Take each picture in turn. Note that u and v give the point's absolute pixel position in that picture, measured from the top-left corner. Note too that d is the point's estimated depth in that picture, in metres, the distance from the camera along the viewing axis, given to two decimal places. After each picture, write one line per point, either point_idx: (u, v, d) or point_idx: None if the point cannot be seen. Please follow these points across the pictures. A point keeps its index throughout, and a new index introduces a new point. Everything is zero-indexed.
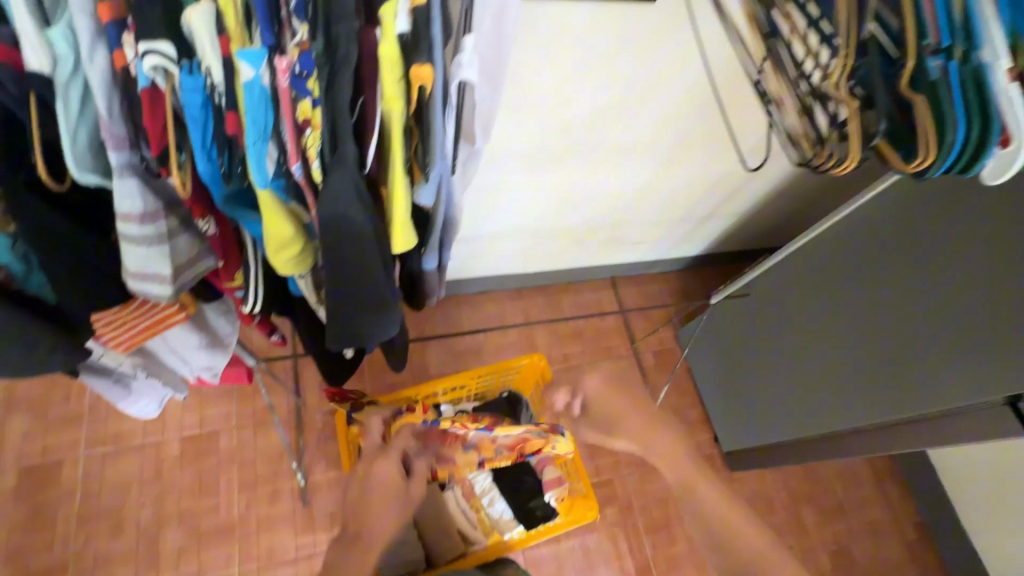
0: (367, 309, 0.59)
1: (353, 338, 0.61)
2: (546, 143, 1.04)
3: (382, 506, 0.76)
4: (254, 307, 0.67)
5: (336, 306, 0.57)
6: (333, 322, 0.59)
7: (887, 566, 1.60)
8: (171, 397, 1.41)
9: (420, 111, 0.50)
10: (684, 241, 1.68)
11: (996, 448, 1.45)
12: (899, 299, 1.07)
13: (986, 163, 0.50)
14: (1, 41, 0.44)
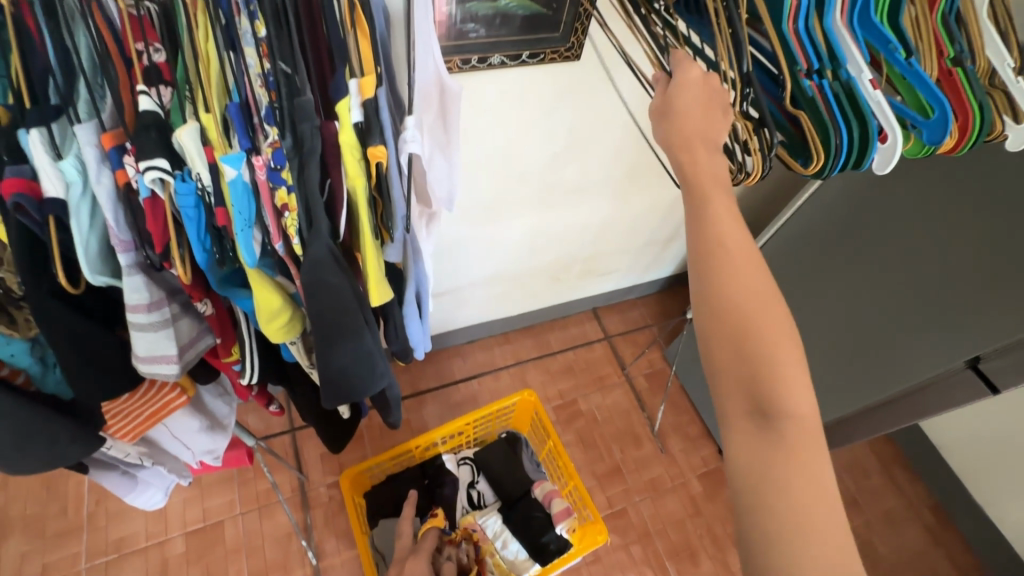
0: (357, 368, 0.63)
1: (346, 395, 0.66)
2: (505, 194, 1.12)
3: None
4: (252, 377, 0.72)
5: (327, 368, 0.62)
6: (327, 384, 0.63)
7: (912, 554, 1.59)
8: (172, 493, 1.40)
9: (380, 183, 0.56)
10: (654, 263, 1.77)
11: (985, 415, 1.50)
12: (855, 285, 1.14)
13: (873, 157, 0.58)
14: (20, 175, 0.49)
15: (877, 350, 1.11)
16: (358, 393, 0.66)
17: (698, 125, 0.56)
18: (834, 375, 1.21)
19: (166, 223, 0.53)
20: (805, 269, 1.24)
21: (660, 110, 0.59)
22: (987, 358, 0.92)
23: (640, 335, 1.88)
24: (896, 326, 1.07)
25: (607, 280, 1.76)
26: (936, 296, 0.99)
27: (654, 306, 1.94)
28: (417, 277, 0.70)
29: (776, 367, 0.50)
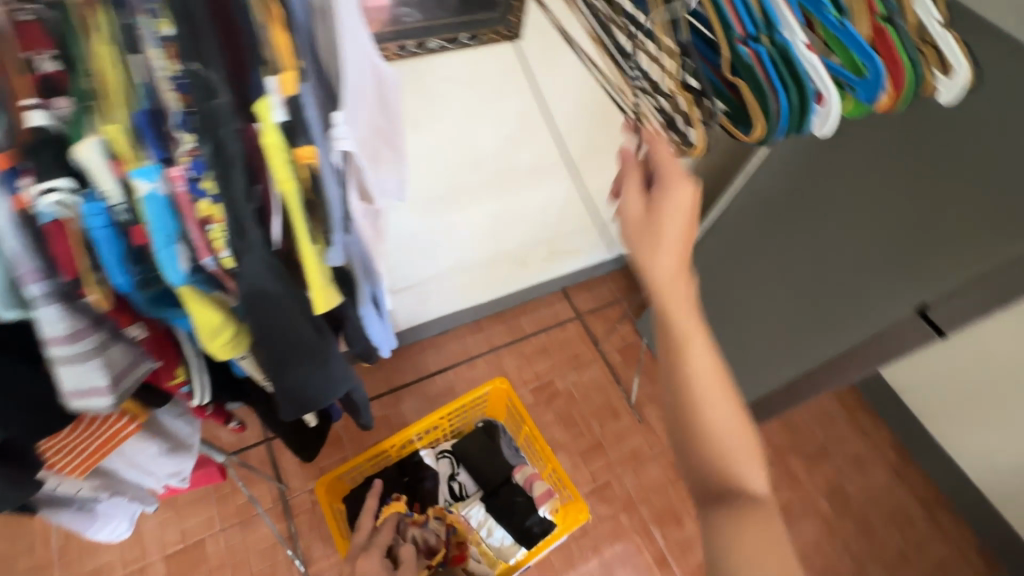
0: (311, 374, 0.63)
1: (303, 402, 0.65)
2: (459, 182, 1.10)
3: None
4: (203, 398, 0.71)
5: (280, 378, 0.61)
6: (283, 393, 0.62)
7: (879, 494, 1.68)
8: (146, 516, 1.35)
9: (314, 184, 0.54)
10: (619, 238, 1.77)
11: (938, 357, 1.58)
12: (810, 244, 1.17)
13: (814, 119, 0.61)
14: None
15: (834, 305, 1.15)
16: (317, 400, 0.66)
17: (683, 242, 0.61)
18: (796, 333, 1.25)
19: (74, 247, 0.50)
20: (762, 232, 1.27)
21: (641, 217, 0.62)
22: (935, 305, 0.94)
23: (611, 310, 1.89)
24: (850, 280, 1.11)
25: (573, 258, 1.76)
26: (886, 249, 1.03)
27: (622, 280, 1.96)
28: (369, 278, 0.69)
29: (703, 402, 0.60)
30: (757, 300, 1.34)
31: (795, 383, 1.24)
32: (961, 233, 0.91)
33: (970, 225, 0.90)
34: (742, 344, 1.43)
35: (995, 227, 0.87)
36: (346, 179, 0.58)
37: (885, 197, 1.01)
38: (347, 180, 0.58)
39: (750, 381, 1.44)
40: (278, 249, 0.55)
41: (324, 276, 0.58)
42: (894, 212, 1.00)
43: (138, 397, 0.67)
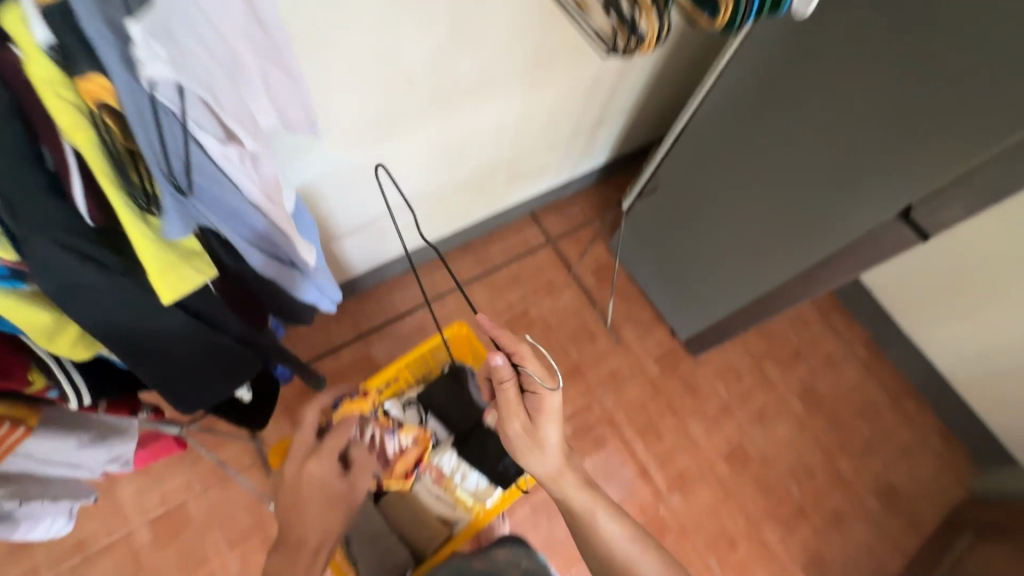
0: (171, 351, 0.61)
1: (171, 380, 0.63)
2: (389, 111, 0.96)
3: (315, 515, 0.81)
4: (80, 397, 0.60)
5: (134, 359, 0.58)
6: (145, 373, 0.60)
7: (850, 390, 1.73)
8: (121, 486, 1.32)
9: (123, 129, 0.45)
10: (586, 154, 1.64)
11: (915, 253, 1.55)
12: (789, 148, 1.07)
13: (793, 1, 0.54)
14: None
15: (814, 212, 1.08)
16: (209, 393, 0.68)
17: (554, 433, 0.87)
18: (773, 243, 1.19)
19: None
20: (738, 137, 1.16)
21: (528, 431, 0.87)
22: (918, 206, 0.91)
23: (583, 232, 1.81)
24: (830, 184, 1.02)
25: (537, 180, 1.63)
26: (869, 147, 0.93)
27: (593, 199, 1.85)
28: (256, 240, 0.60)
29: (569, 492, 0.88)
30: (733, 211, 1.26)
31: (781, 288, 1.23)
32: (948, 123, 0.82)
33: (959, 113, 0.80)
34: (718, 258, 1.37)
35: (983, 115, 0.78)
36: (200, 120, 0.47)
37: (867, 87, 0.89)
38: (201, 120, 0.47)
39: (727, 295, 1.40)
40: (93, 221, 0.49)
41: (159, 251, 0.52)
42: (876, 105, 0.89)
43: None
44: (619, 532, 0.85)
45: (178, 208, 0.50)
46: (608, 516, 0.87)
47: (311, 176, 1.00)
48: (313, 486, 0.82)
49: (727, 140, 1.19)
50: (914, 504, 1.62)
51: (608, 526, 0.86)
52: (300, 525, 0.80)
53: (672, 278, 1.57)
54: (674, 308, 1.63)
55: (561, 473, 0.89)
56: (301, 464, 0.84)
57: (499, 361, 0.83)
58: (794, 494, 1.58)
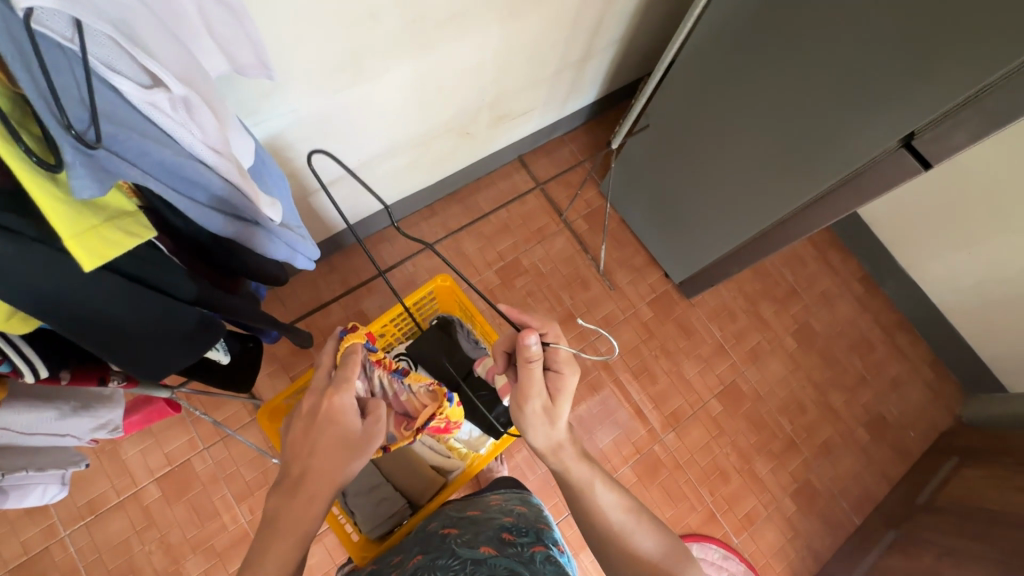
0: (121, 318, 0.56)
1: (123, 350, 0.59)
2: (354, 53, 0.89)
3: (332, 454, 0.71)
4: (35, 372, 0.57)
5: (78, 331, 0.54)
6: (93, 343, 0.56)
7: (844, 325, 1.73)
8: (125, 447, 1.34)
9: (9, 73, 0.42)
10: (574, 92, 1.56)
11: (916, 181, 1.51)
12: (786, 76, 1.00)
13: None
14: None
15: (811, 144, 1.03)
16: (172, 364, 0.65)
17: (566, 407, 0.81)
18: (768, 178, 1.15)
19: None
20: (735, 66, 1.09)
21: (542, 412, 0.81)
22: (920, 133, 0.86)
23: (574, 176, 1.75)
24: (829, 113, 0.97)
25: (523, 121, 1.55)
26: (870, 71, 0.87)
27: (583, 140, 1.78)
28: (193, 189, 0.55)
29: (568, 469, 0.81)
30: (728, 146, 1.21)
31: (785, 223, 1.18)
32: (958, 40, 0.75)
33: (968, 28, 0.73)
34: (713, 196, 1.32)
35: (997, 30, 0.71)
36: (100, 54, 0.44)
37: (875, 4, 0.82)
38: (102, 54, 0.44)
39: (721, 234, 1.37)
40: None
41: (71, 216, 0.45)
42: (880, 24, 0.82)
43: None
44: (619, 501, 0.79)
45: (88, 162, 0.43)
46: (606, 487, 0.80)
47: (279, 125, 0.94)
48: (331, 423, 0.73)
49: (723, 70, 1.12)
50: (901, 433, 1.66)
51: (607, 495, 0.80)
52: (309, 461, 0.70)
53: (665, 219, 1.54)
54: (667, 250, 1.60)
55: (560, 446, 0.82)
56: (320, 396, 0.75)
57: (534, 342, 0.76)
58: (785, 429, 1.62)
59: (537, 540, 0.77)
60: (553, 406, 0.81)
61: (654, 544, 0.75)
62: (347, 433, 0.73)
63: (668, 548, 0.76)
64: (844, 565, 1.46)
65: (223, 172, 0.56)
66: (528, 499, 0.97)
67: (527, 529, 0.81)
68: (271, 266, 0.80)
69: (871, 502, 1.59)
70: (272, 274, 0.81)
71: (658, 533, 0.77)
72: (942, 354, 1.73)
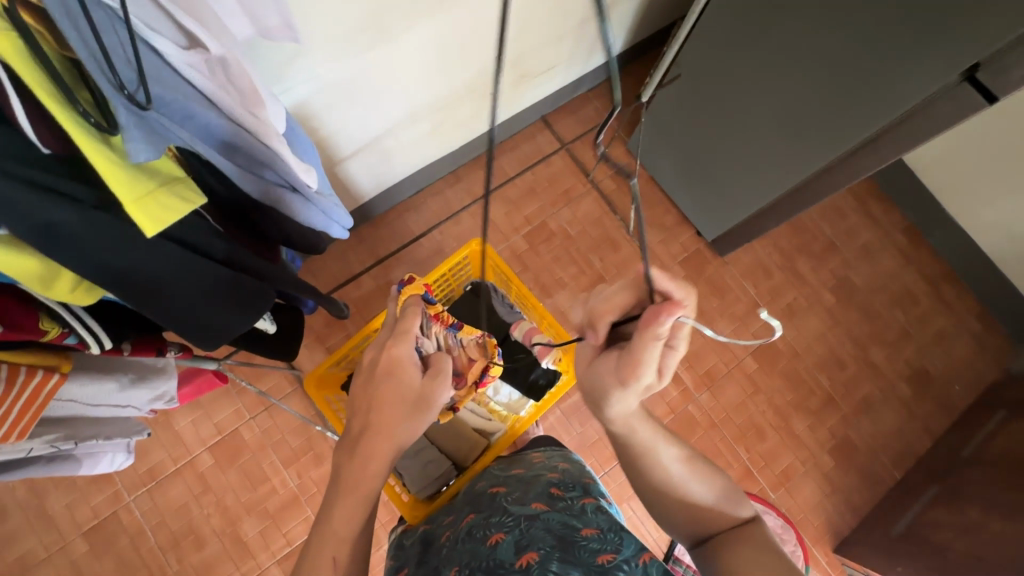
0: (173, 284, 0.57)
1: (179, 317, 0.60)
2: (376, 12, 0.86)
3: (391, 409, 0.72)
4: (101, 343, 0.59)
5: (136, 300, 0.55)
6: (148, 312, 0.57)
7: (885, 279, 1.67)
8: (177, 418, 1.41)
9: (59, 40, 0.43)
10: (598, 45, 1.49)
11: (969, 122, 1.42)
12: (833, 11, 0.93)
13: None
14: None
15: (861, 84, 0.96)
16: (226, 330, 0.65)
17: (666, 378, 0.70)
18: (810, 124, 1.09)
19: None
20: (776, 5, 1.01)
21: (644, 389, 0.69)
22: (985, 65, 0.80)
23: (600, 134, 1.70)
24: (881, 50, 0.90)
25: (546, 79, 1.49)
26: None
27: (608, 96, 1.71)
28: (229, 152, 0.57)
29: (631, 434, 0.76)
30: (765, 93, 1.15)
31: (827, 171, 1.12)
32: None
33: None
34: (748, 147, 1.27)
35: None
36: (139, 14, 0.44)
37: None
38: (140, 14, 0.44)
39: (757, 187, 1.32)
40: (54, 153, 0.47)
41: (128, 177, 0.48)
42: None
43: (30, 355, 0.56)
44: (675, 456, 0.78)
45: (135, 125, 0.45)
46: (667, 444, 0.78)
47: (304, 92, 0.92)
48: (389, 377, 0.74)
49: (762, 9, 1.04)
50: (946, 386, 1.62)
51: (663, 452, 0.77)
52: (370, 412, 0.71)
53: (697, 175, 1.48)
54: (699, 207, 1.55)
55: (634, 414, 0.74)
56: (379, 349, 0.78)
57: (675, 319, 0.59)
58: (823, 385, 1.59)
59: (585, 493, 0.77)
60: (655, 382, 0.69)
61: (707, 489, 0.77)
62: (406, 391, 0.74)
63: (720, 494, 0.76)
64: (885, 517, 1.45)
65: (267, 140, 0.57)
66: (570, 455, 0.97)
67: (574, 483, 0.82)
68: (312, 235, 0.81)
69: (912, 456, 1.57)
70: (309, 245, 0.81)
71: (710, 481, 0.77)
72: (990, 304, 1.67)
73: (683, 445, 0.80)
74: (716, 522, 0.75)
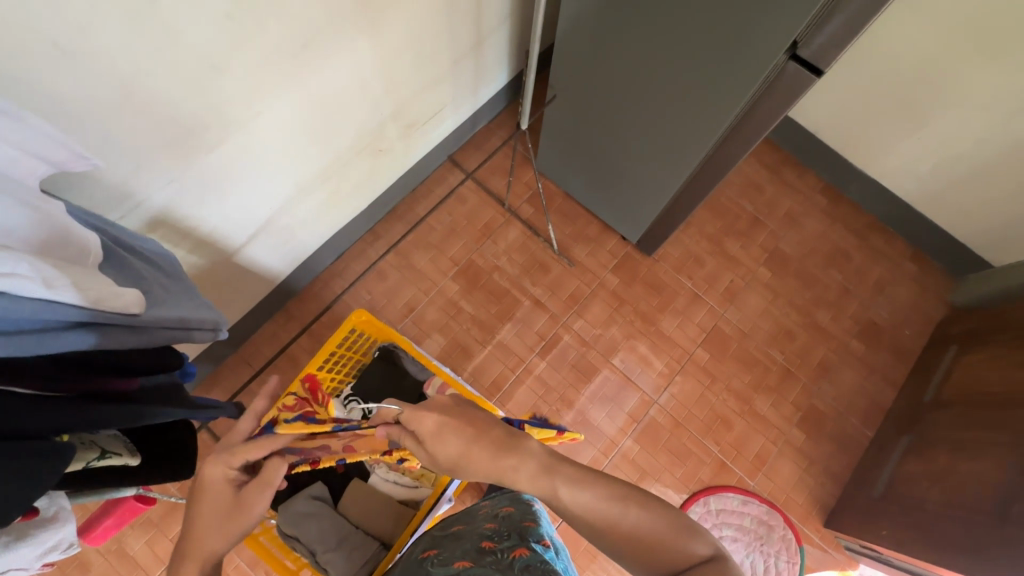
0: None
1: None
2: (214, 102, 0.85)
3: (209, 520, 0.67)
4: None
5: None
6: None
7: (814, 242, 1.68)
8: (128, 542, 1.35)
9: None
10: (481, 80, 1.51)
11: (844, 75, 1.47)
12: (665, 10, 0.94)
13: None
14: None
15: (714, 69, 0.96)
16: (32, 496, 0.51)
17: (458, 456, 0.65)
18: (682, 120, 1.11)
19: None
20: (620, 14, 1.02)
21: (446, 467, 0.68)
22: (804, 40, 0.81)
23: (508, 161, 1.71)
24: (718, 35, 0.90)
25: (438, 122, 1.50)
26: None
27: (508, 123, 1.73)
28: None
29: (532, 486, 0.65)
30: (635, 98, 1.17)
31: (710, 161, 1.14)
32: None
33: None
34: (638, 150, 1.29)
35: None
36: None
37: None
38: None
39: (659, 185, 1.34)
40: None
41: None
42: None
43: None
44: (597, 498, 0.64)
45: None
46: (575, 489, 0.64)
47: (166, 197, 0.91)
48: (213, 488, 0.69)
49: (607, 24, 1.07)
50: (897, 334, 1.62)
51: (580, 495, 0.64)
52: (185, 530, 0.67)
53: (605, 183, 1.49)
54: (617, 213, 1.56)
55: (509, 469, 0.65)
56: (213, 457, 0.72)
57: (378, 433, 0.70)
58: (778, 360, 1.58)
59: (519, 543, 0.74)
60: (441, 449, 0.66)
61: (650, 522, 0.63)
62: (222, 497, 0.69)
63: (676, 532, 0.62)
64: (866, 479, 1.43)
65: (21, 292, 0.48)
66: (519, 495, 0.93)
67: (510, 531, 0.79)
68: (150, 356, 0.69)
69: (880, 412, 1.56)
70: (154, 358, 0.70)
71: (660, 515, 0.64)
72: (921, 245, 1.68)
73: (613, 484, 0.66)
74: (669, 561, 0.61)
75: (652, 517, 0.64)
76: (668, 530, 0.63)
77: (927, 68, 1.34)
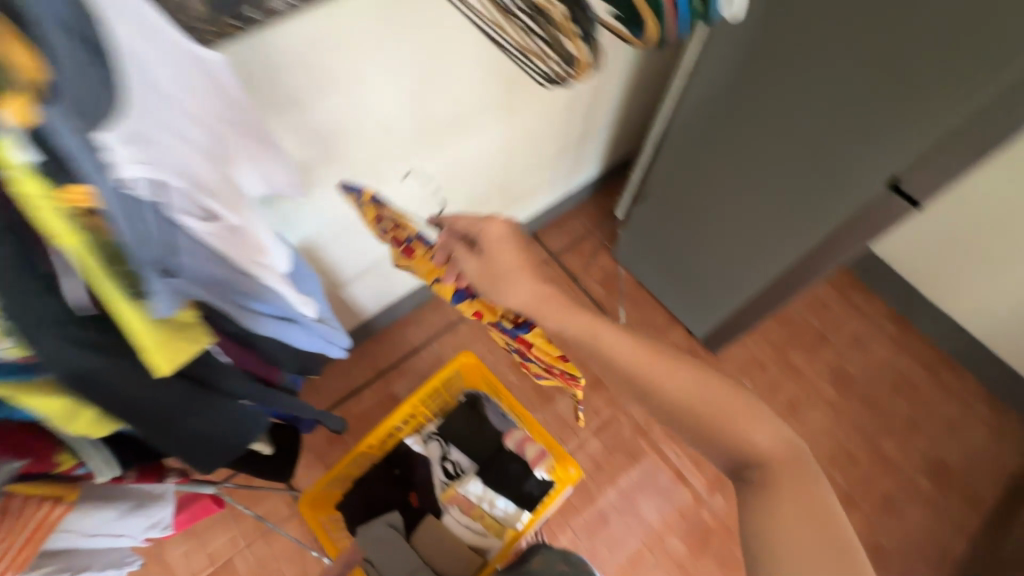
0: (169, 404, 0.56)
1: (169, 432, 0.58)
2: (375, 154, 0.99)
3: None
4: None
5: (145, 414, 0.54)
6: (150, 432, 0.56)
7: (880, 367, 1.67)
8: (170, 548, 1.36)
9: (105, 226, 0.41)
10: (575, 167, 1.65)
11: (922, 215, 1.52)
12: (766, 140, 1.05)
13: None
14: None
15: (807, 193, 1.05)
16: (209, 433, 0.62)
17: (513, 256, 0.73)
18: (770, 232, 1.18)
19: None
20: (720, 138, 1.15)
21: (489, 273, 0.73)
22: (904, 177, 0.88)
23: (586, 243, 1.82)
24: (816, 166, 1.00)
25: (532, 197, 1.63)
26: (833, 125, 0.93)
27: (590, 210, 1.86)
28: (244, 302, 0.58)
29: (593, 338, 0.72)
30: (724, 206, 1.26)
31: (795, 274, 1.19)
32: (919, 95, 0.80)
33: (926, 80, 0.78)
34: (719, 252, 1.36)
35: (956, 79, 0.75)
36: (179, 203, 0.44)
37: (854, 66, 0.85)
38: (180, 203, 0.44)
39: (734, 288, 1.39)
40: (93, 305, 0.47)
41: (156, 330, 0.48)
42: (845, 85, 0.88)
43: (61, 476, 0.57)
44: (634, 352, 0.69)
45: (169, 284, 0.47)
46: (612, 333, 0.71)
47: (311, 228, 1.05)
48: None
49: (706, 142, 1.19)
50: (969, 478, 1.55)
51: (616, 344, 0.70)
52: None
53: (680, 277, 1.56)
54: (688, 308, 1.62)
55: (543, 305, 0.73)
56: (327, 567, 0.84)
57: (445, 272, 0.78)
58: (838, 482, 1.53)
59: None
60: (499, 254, 0.73)
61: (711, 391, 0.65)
62: None
63: (770, 434, 0.63)
64: None
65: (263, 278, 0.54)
66: (571, 555, 0.89)
67: None
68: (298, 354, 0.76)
69: (949, 561, 1.46)
70: (297, 364, 0.76)
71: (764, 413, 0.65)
72: (994, 389, 1.65)
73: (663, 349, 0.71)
74: (729, 441, 0.63)
75: (752, 412, 0.64)
76: (764, 428, 0.63)
77: (1002, 224, 1.39)
